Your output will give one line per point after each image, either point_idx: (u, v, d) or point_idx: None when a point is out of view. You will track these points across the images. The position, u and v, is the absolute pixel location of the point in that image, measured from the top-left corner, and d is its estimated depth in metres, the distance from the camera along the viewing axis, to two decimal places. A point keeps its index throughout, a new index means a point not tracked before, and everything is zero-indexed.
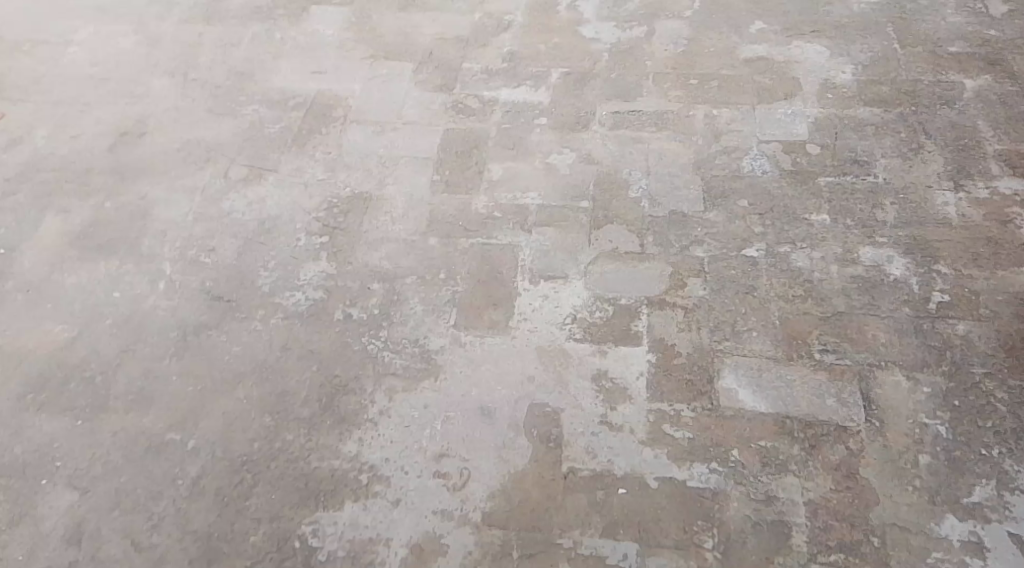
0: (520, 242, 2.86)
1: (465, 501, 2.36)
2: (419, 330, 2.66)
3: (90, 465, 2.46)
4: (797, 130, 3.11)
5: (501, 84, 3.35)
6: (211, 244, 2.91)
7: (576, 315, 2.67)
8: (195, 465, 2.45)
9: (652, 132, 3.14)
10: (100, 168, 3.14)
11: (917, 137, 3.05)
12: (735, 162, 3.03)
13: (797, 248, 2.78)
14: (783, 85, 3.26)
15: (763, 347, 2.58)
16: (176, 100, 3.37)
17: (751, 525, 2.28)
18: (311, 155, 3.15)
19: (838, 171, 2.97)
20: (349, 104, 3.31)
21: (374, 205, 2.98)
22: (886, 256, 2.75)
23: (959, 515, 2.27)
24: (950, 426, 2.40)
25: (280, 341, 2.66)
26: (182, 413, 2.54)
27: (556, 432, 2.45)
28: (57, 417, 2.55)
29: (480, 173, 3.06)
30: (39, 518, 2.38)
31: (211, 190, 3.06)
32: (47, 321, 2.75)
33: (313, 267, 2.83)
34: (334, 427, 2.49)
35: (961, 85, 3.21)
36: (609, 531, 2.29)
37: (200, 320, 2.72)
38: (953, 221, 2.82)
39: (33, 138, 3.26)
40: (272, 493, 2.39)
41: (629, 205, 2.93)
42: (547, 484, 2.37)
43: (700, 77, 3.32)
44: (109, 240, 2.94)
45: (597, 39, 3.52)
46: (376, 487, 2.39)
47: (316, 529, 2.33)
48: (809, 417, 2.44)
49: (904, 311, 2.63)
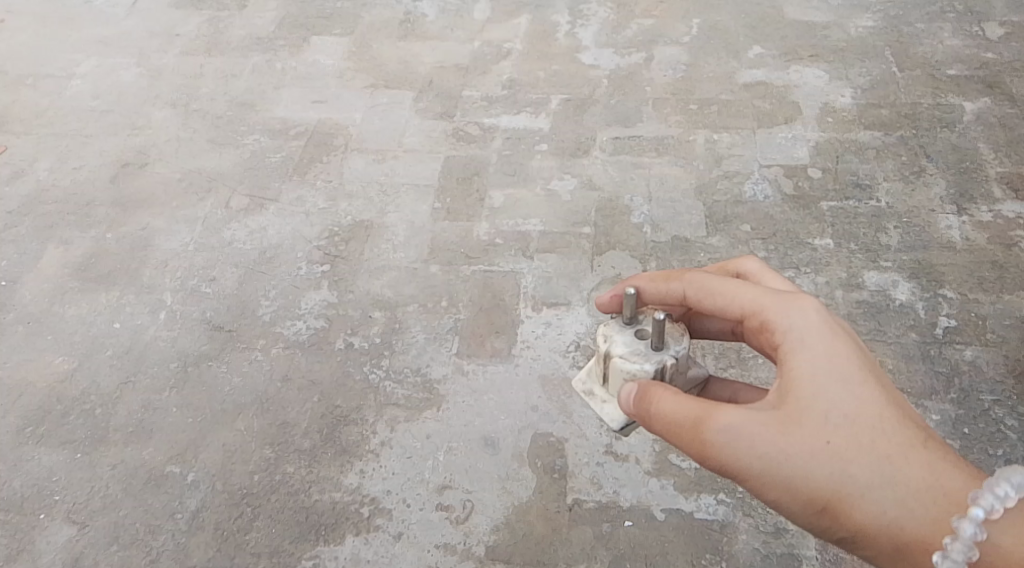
0: (522, 269, 2.84)
1: (469, 534, 2.33)
2: (421, 360, 2.64)
3: (89, 499, 2.43)
4: (798, 154, 3.10)
5: (501, 112, 3.36)
6: (212, 273, 2.90)
7: (579, 342, 2.65)
8: (194, 498, 2.41)
9: (652, 158, 3.14)
10: (102, 200, 3.14)
11: (919, 160, 3.04)
12: (737, 187, 3.02)
13: (801, 273, 2.76)
14: (783, 109, 3.26)
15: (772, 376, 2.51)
16: (177, 131, 3.38)
17: (760, 558, 2.25)
18: (311, 183, 3.15)
19: (841, 195, 2.96)
20: (349, 133, 3.32)
21: (375, 232, 2.98)
22: (891, 281, 2.72)
23: None
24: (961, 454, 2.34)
25: (281, 371, 2.64)
26: (181, 444, 2.51)
27: (560, 463, 2.43)
28: (57, 450, 2.52)
29: (481, 200, 3.05)
30: (37, 553, 2.34)
31: (212, 219, 3.06)
32: (48, 353, 2.73)
33: (314, 295, 2.81)
34: (335, 459, 2.46)
35: (960, 108, 3.20)
36: (615, 564, 2.26)
37: (201, 351, 2.70)
38: (957, 244, 2.80)
39: (35, 171, 3.26)
40: (273, 527, 2.36)
41: (631, 230, 2.92)
42: (551, 516, 2.34)
43: (699, 102, 3.33)
44: (110, 271, 2.93)
45: (597, 66, 3.53)
46: (378, 520, 2.36)
47: (317, 563, 2.30)
48: None
49: (910, 336, 2.59)
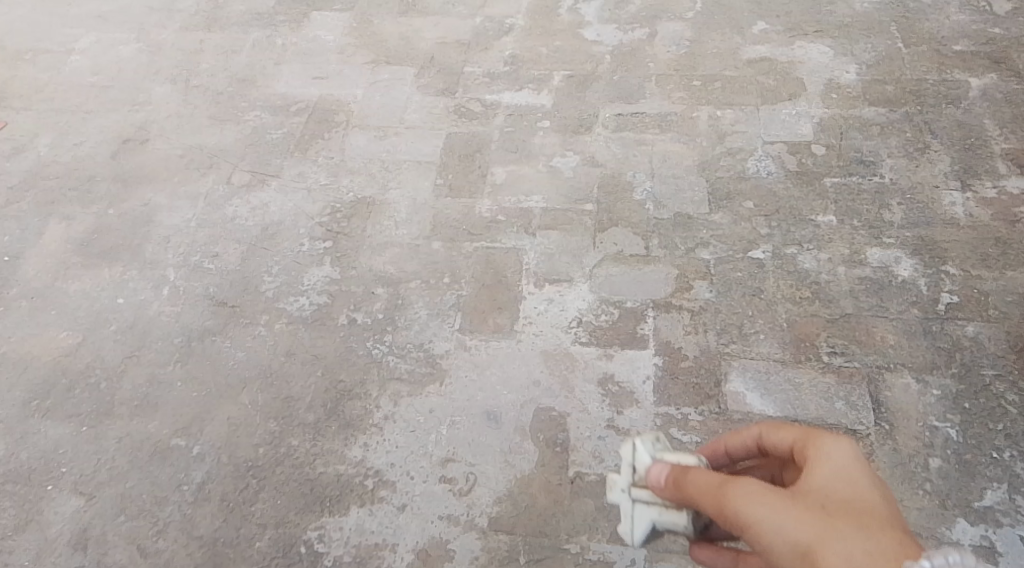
0: (525, 245, 2.85)
1: (471, 506, 2.34)
2: (423, 335, 2.65)
3: (96, 470, 2.44)
4: (802, 130, 3.09)
5: (504, 88, 3.35)
6: (215, 249, 2.91)
7: (581, 318, 2.66)
8: (200, 470, 2.43)
9: (655, 134, 3.13)
10: (105, 176, 3.14)
11: (924, 136, 3.03)
12: (740, 163, 3.01)
13: (804, 250, 2.76)
14: (787, 85, 3.25)
15: (771, 351, 2.55)
16: (179, 107, 3.37)
17: None
18: (313, 160, 3.15)
19: (844, 172, 2.95)
20: (351, 109, 3.31)
21: (378, 209, 2.98)
22: (893, 257, 2.72)
23: (971, 519, 2.25)
24: (961, 429, 2.38)
25: (285, 346, 2.65)
26: (187, 417, 2.52)
27: (562, 436, 2.44)
28: (63, 423, 2.54)
29: (483, 177, 3.05)
30: (45, 523, 2.36)
31: (214, 195, 3.06)
32: (52, 327, 2.75)
33: (317, 271, 2.82)
34: (339, 432, 2.47)
35: (966, 84, 3.19)
36: (617, 536, 2.28)
37: (205, 326, 2.71)
38: (960, 221, 2.79)
39: (37, 146, 3.26)
40: (278, 498, 2.37)
41: (633, 207, 2.92)
42: (553, 489, 2.36)
43: (703, 78, 3.31)
44: (113, 246, 2.93)
45: (600, 42, 3.51)
46: (382, 492, 2.38)
47: (322, 534, 2.32)
48: (817, 422, 2.42)
49: (912, 313, 2.60)
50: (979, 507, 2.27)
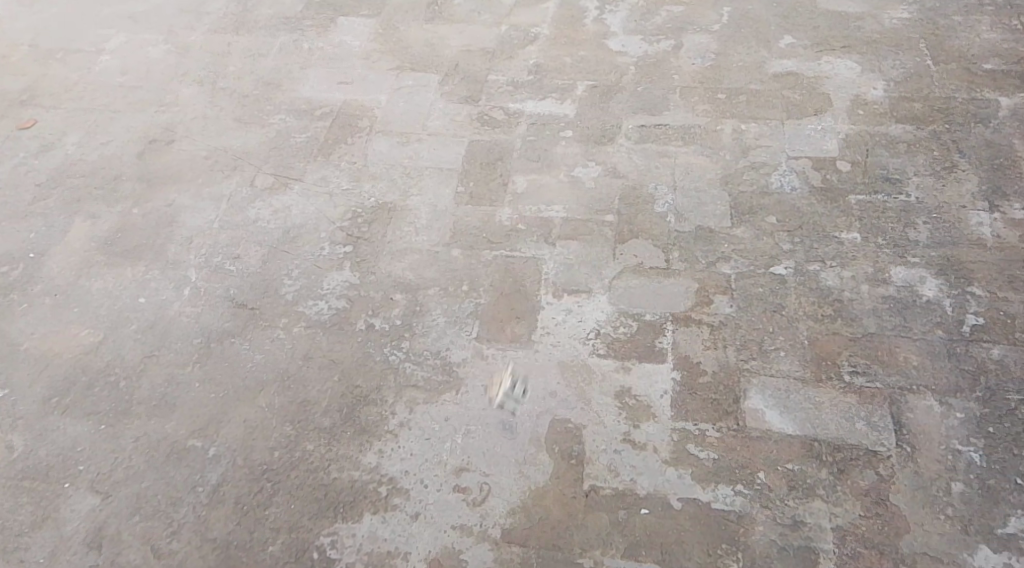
0: (544, 255, 2.84)
1: (485, 517, 2.33)
2: (441, 343, 2.64)
3: (113, 469, 2.45)
4: (827, 146, 3.07)
5: (527, 97, 3.34)
6: (236, 251, 2.91)
7: (600, 330, 2.64)
8: (216, 471, 2.43)
9: (679, 147, 3.12)
10: (129, 175, 3.16)
11: (951, 155, 3.00)
12: (764, 178, 2.99)
13: (827, 266, 2.74)
14: (813, 100, 3.23)
15: (791, 368, 2.53)
16: (204, 108, 3.39)
17: (776, 550, 2.24)
18: (335, 164, 3.15)
19: (870, 189, 2.93)
20: (374, 115, 3.32)
21: (398, 215, 2.98)
22: (918, 277, 2.69)
23: (993, 545, 2.22)
24: (984, 454, 2.35)
25: (303, 350, 2.65)
26: (204, 419, 2.53)
27: (578, 449, 2.42)
28: (81, 421, 2.54)
29: (504, 185, 3.04)
30: (61, 521, 2.37)
31: (237, 197, 3.07)
32: (73, 325, 2.76)
33: (337, 276, 2.82)
34: (354, 438, 2.47)
35: (996, 103, 3.16)
36: (631, 551, 2.26)
37: (224, 327, 2.72)
38: (987, 241, 2.76)
39: (64, 144, 3.28)
40: (292, 503, 2.37)
41: (654, 219, 2.91)
42: (568, 501, 2.34)
43: (728, 91, 3.30)
44: (136, 246, 2.95)
45: (625, 52, 3.50)
46: (396, 500, 2.37)
47: (335, 540, 2.31)
48: (837, 441, 2.39)
49: (936, 333, 2.57)
50: (1002, 534, 2.24)
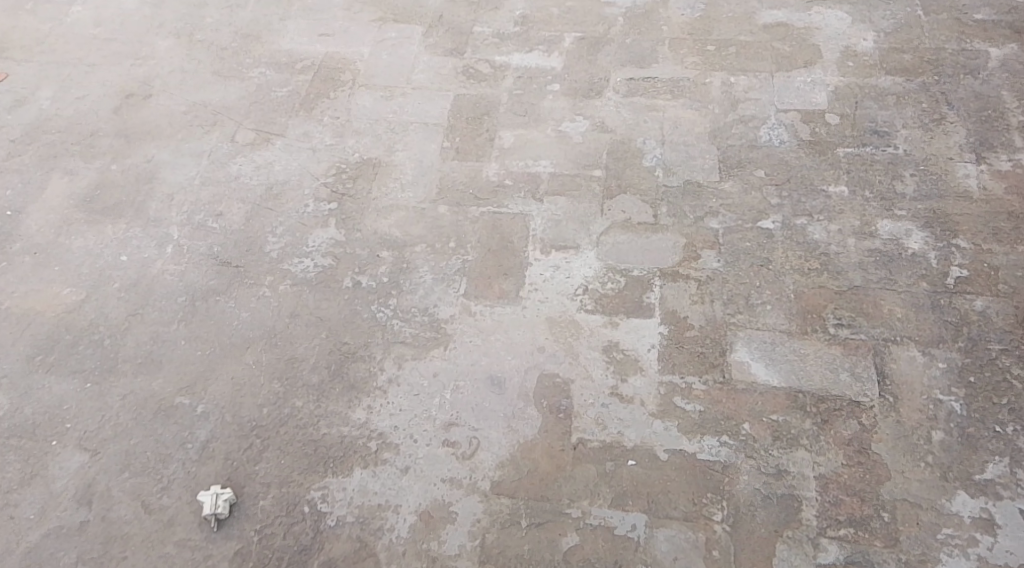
0: (531, 211, 2.83)
1: (474, 470, 2.35)
2: (428, 300, 2.64)
3: (101, 427, 2.45)
4: (815, 99, 3.05)
5: (513, 49, 3.30)
6: (219, 208, 2.89)
7: (587, 286, 2.64)
8: (205, 428, 2.44)
9: (667, 100, 3.10)
10: (107, 131, 3.12)
11: (940, 107, 2.99)
12: (752, 131, 2.98)
13: (814, 220, 2.74)
14: (803, 52, 3.20)
15: (777, 322, 2.54)
16: (182, 62, 3.34)
17: (760, 499, 2.27)
18: (318, 119, 3.11)
19: (858, 142, 2.92)
20: (357, 68, 3.28)
21: (383, 171, 2.96)
22: (904, 229, 2.70)
23: (972, 492, 2.26)
24: (965, 403, 2.38)
25: (289, 307, 2.64)
26: (191, 376, 2.52)
27: (566, 402, 2.44)
28: (67, 378, 2.54)
29: (490, 140, 3.02)
30: (51, 478, 2.37)
31: (218, 153, 3.04)
32: (55, 283, 2.74)
33: (322, 234, 2.80)
34: (343, 394, 2.47)
35: (986, 54, 3.15)
36: (617, 501, 2.28)
37: (209, 285, 2.70)
38: (974, 194, 2.77)
39: (39, 100, 3.23)
40: (281, 458, 2.38)
41: (642, 174, 2.90)
42: (555, 454, 2.36)
43: (716, 43, 3.27)
44: (116, 203, 2.92)
45: (612, 3, 3.46)
46: (386, 454, 2.38)
47: (325, 494, 2.33)
48: (822, 393, 2.41)
49: (921, 286, 2.58)
50: (981, 480, 2.27)
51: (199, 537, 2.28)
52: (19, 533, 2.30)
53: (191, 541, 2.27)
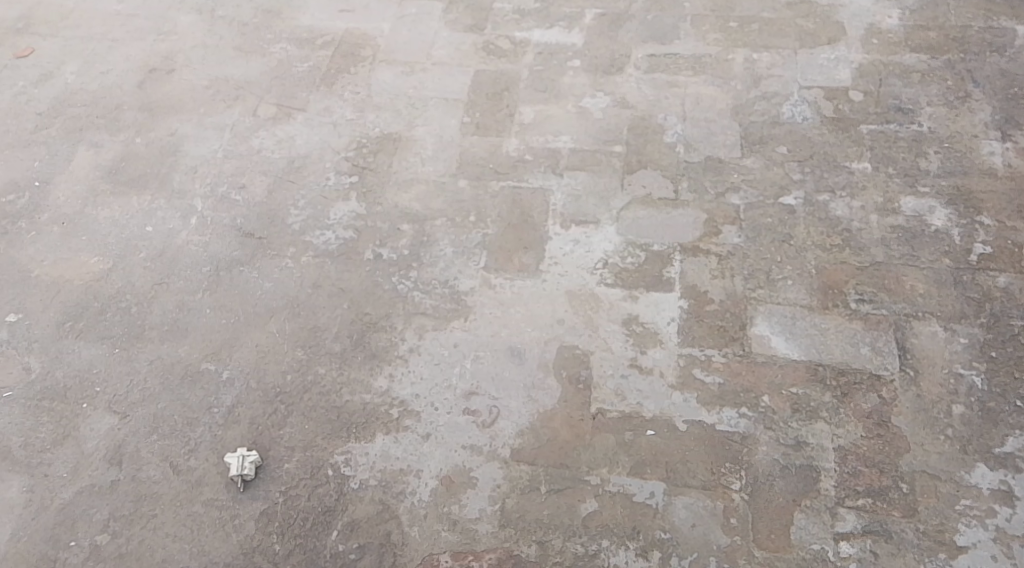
0: (552, 186, 2.84)
1: (495, 437, 2.38)
2: (449, 272, 2.66)
3: (129, 391, 2.49)
4: (838, 76, 3.05)
5: (534, 26, 3.31)
6: (242, 180, 2.92)
7: (607, 260, 2.66)
8: (230, 394, 2.47)
9: (689, 77, 3.10)
10: (132, 105, 3.15)
11: (965, 85, 2.99)
12: (775, 108, 2.98)
13: (836, 197, 2.74)
14: (826, 29, 3.20)
15: (798, 296, 2.55)
16: (204, 37, 3.36)
17: (779, 469, 2.29)
18: (340, 94, 3.14)
19: (881, 119, 2.92)
20: (378, 43, 3.29)
21: (404, 145, 2.98)
22: (928, 206, 2.70)
23: (991, 464, 2.27)
24: (986, 377, 2.39)
25: (312, 278, 2.67)
26: (216, 344, 2.56)
27: (586, 373, 2.46)
28: (95, 344, 2.58)
29: (512, 116, 3.03)
30: (80, 440, 2.42)
31: (241, 127, 3.06)
32: (82, 252, 2.77)
33: (343, 206, 2.83)
34: (366, 362, 2.50)
35: (1012, 32, 3.14)
36: (636, 469, 2.31)
37: (233, 255, 2.74)
38: (998, 171, 2.76)
39: (64, 73, 3.26)
40: (306, 424, 2.41)
41: (663, 149, 2.91)
42: (576, 423, 2.38)
43: (739, 20, 3.26)
44: (141, 174, 2.95)
45: None
46: (408, 421, 2.41)
47: (348, 459, 2.36)
48: (842, 366, 2.43)
49: (944, 262, 2.59)
50: (1000, 453, 2.28)
51: (225, 498, 2.32)
52: (50, 492, 2.34)
53: (217, 502, 2.31)
